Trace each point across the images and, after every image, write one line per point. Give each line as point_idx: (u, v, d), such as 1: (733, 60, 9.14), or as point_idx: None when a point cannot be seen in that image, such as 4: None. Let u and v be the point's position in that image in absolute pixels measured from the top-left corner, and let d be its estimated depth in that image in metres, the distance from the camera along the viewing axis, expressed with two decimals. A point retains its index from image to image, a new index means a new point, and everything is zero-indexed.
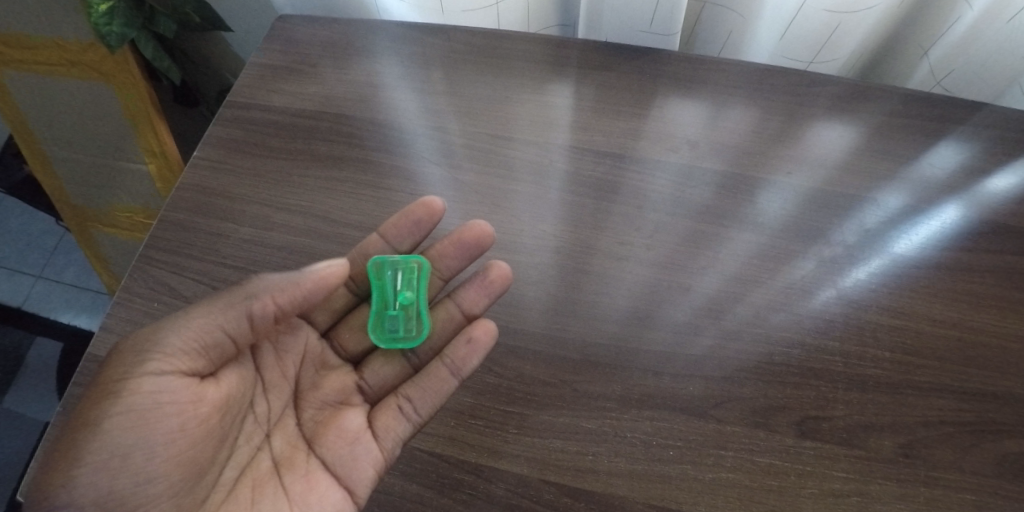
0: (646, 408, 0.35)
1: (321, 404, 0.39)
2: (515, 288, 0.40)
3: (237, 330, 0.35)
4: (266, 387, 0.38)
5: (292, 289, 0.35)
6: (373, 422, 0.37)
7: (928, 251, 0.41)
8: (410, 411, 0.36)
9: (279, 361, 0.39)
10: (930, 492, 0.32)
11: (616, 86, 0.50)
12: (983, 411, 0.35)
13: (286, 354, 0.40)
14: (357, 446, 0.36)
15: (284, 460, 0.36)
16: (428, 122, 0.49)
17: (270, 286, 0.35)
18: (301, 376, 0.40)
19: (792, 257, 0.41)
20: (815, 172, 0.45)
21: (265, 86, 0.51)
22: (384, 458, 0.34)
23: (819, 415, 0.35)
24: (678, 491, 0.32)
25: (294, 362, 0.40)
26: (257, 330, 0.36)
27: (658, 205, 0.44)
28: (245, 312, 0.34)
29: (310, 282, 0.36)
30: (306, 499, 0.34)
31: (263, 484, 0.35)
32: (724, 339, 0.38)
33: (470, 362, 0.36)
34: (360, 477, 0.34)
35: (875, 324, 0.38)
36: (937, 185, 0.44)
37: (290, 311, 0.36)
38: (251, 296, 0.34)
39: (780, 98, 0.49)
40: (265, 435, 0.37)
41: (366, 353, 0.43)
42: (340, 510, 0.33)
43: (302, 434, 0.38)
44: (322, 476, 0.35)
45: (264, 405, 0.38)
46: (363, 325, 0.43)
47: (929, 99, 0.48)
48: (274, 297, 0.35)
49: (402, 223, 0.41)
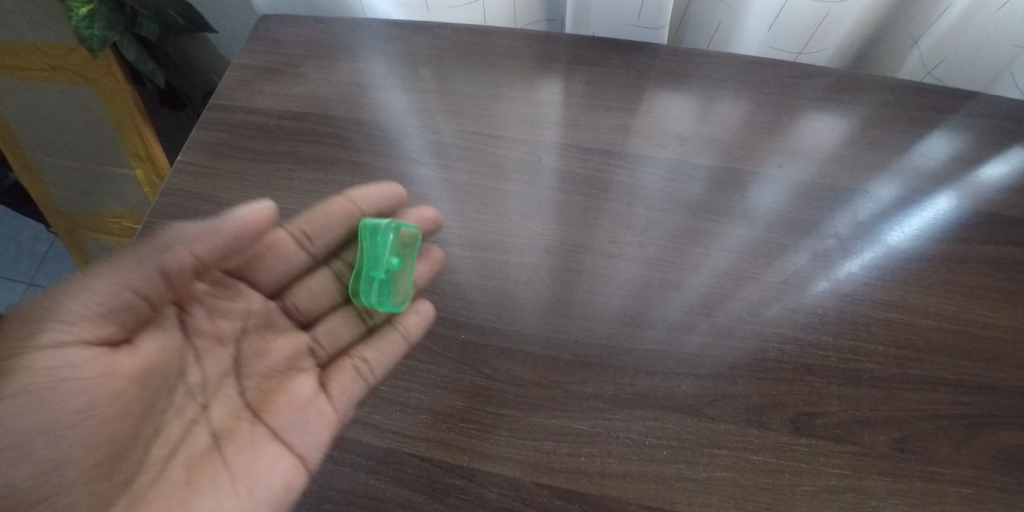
0: (639, 407, 0.34)
1: (267, 372, 0.38)
2: (505, 288, 0.40)
3: (153, 290, 0.33)
4: (199, 355, 0.37)
5: (210, 238, 0.34)
6: (326, 384, 0.37)
7: (922, 242, 0.41)
8: (366, 371, 0.36)
9: (216, 326, 0.38)
10: (925, 487, 0.32)
11: (604, 81, 0.49)
12: (978, 403, 0.34)
13: (223, 319, 0.38)
14: (310, 410, 0.35)
15: (225, 432, 0.34)
16: (415, 121, 0.48)
17: (186, 234, 0.34)
18: (242, 343, 0.39)
19: (785, 251, 0.41)
20: (806, 163, 0.44)
21: (249, 88, 0.50)
22: (338, 421, 0.34)
23: (813, 411, 0.34)
24: (673, 491, 0.32)
25: (232, 327, 0.39)
26: (175, 287, 0.35)
27: (648, 201, 0.43)
28: (158, 266, 0.33)
29: (233, 226, 0.35)
30: (251, 471, 0.33)
31: (201, 460, 0.33)
32: (716, 335, 0.37)
33: (420, 332, 0.37)
34: (314, 443, 0.33)
35: (869, 318, 0.38)
36: (931, 175, 0.43)
37: (213, 261, 0.35)
38: (165, 248, 0.33)
39: (770, 90, 0.48)
40: (202, 408, 0.35)
41: (315, 318, 0.42)
42: (291, 480, 0.32)
43: (245, 402, 0.37)
44: (271, 445, 0.34)
45: (197, 375, 0.36)
46: (312, 288, 0.43)
47: (920, 89, 0.47)
48: (192, 249, 0.34)
49: (371, 197, 0.41)
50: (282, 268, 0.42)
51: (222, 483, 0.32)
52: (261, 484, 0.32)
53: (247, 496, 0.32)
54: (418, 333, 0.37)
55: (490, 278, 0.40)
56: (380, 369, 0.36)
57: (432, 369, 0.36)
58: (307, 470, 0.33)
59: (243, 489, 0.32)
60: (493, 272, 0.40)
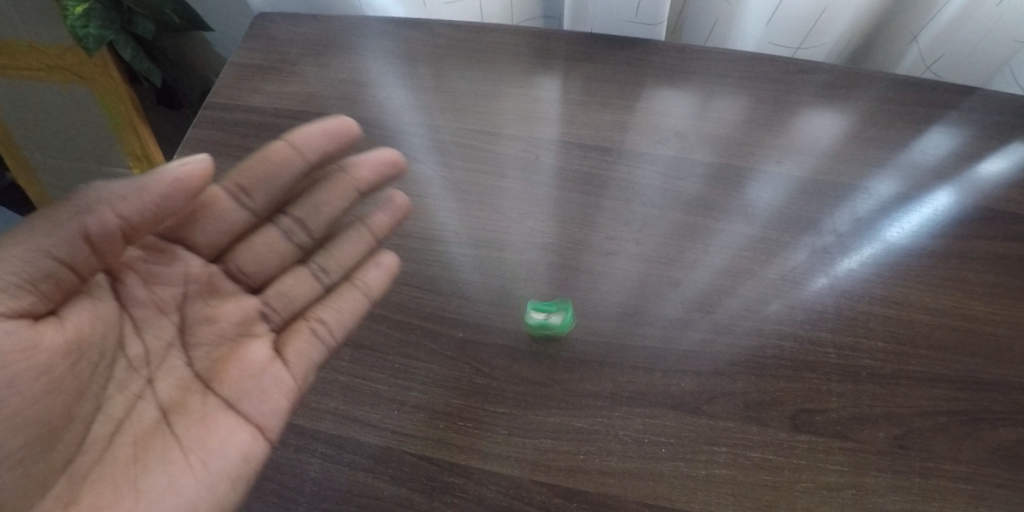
0: (638, 405, 0.34)
1: (216, 340, 0.36)
2: (504, 286, 0.39)
3: (77, 259, 0.30)
4: (141, 327, 0.34)
5: (140, 199, 0.30)
6: (281, 349, 0.36)
7: (922, 238, 0.41)
8: (323, 333, 0.36)
9: (153, 293, 0.35)
10: (926, 483, 0.32)
11: (602, 77, 0.49)
12: (978, 400, 0.34)
13: (162, 286, 0.35)
14: (265, 378, 0.34)
15: (174, 405, 0.33)
16: (412, 119, 0.48)
17: (112, 194, 0.29)
18: (186, 311, 0.36)
19: (784, 247, 0.40)
20: (804, 159, 0.44)
21: (245, 86, 0.50)
22: (296, 387, 0.34)
23: (812, 407, 0.34)
24: (673, 489, 0.32)
25: (172, 295, 0.36)
26: (103, 256, 0.31)
27: (646, 198, 0.43)
28: (80, 230, 0.29)
29: (161, 186, 0.30)
30: (204, 444, 0.32)
31: (149, 436, 0.32)
32: (715, 333, 0.37)
33: (380, 284, 0.38)
34: (272, 410, 0.33)
35: (868, 315, 0.38)
36: (930, 170, 0.43)
37: (147, 225, 0.31)
38: (84, 208, 0.29)
39: (768, 86, 0.48)
40: (147, 382, 0.34)
41: (264, 281, 0.40)
42: (250, 451, 0.32)
43: (195, 373, 0.35)
44: (225, 417, 0.33)
45: (139, 348, 0.34)
46: (257, 245, 0.39)
47: (919, 85, 0.47)
48: (115, 209, 0.29)
49: (315, 138, 0.37)
50: (224, 227, 0.38)
51: (173, 458, 0.31)
52: (216, 457, 0.32)
53: (201, 470, 0.31)
54: (375, 292, 0.38)
55: (488, 276, 0.40)
56: (337, 331, 0.36)
57: (429, 367, 0.36)
58: (267, 439, 0.33)
59: (196, 462, 0.31)
60: (492, 270, 0.40)
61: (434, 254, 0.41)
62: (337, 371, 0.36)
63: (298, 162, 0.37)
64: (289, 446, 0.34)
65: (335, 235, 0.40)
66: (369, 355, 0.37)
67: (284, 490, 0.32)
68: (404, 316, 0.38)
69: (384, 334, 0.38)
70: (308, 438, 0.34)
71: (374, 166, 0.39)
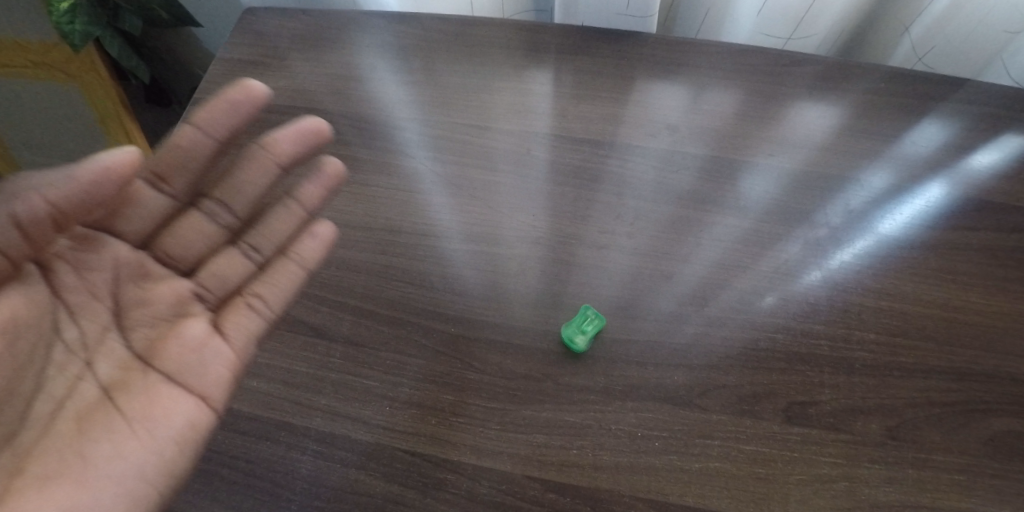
0: (630, 399, 0.34)
1: (152, 321, 0.35)
2: (495, 281, 0.39)
3: (9, 244, 0.30)
4: (74, 311, 0.33)
5: (67, 186, 0.29)
6: (220, 324, 0.35)
7: (914, 230, 0.41)
8: (260, 306, 0.36)
9: (85, 280, 0.34)
10: (918, 474, 0.32)
11: (593, 70, 0.49)
12: (970, 390, 0.34)
13: (92, 271, 0.34)
14: (204, 352, 0.34)
15: (116, 383, 0.32)
16: (402, 113, 0.47)
17: (40, 182, 0.29)
18: (120, 294, 0.35)
19: (777, 240, 0.40)
20: (797, 152, 0.44)
21: (232, 81, 0.49)
22: (238, 359, 0.34)
23: (805, 400, 0.34)
24: (667, 483, 0.31)
25: (105, 279, 0.35)
26: (35, 242, 0.30)
27: (638, 191, 0.43)
28: (10, 217, 0.29)
29: (90, 173, 0.30)
30: (147, 413, 0.31)
31: (91, 411, 0.31)
32: (708, 326, 0.37)
33: (316, 254, 0.37)
34: (215, 382, 0.33)
35: (861, 307, 0.38)
36: (921, 162, 0.43)
37: (78, 213, 0.31)
38: (13, 196, 0.29)
39: (759, 78, 0.48)
40: (85, 363, 0.33)
41: (196, 262, 0.38)
42: (196, 421, 0.32)
43: (133, 352, 0.34)
44: (168, 388, 0.33)
45: (75, 332, 0.33)
46: (188, 227, 0.38)
47: (910, 77, 0.47)
48: (45, 196, 0.29)
49: (218, 113, 0.35)
50: (149, 212, 0.37)
51: (118, 428, 0.31)
52: (161, 427, 0.31)
53: (147, 438, 0.30)
54: (313, 260, 0.37)
55: (480, 271, 0.40)
56: (274, 303, 0.36)
57: (420, 363, 0.36)
58: (212, 409, 0.33)
59: (142, 431, 0.31)
60: (484, 265, 0.40)
61: (425, 249, 0.41)
62: (327, 368, 0.36)
63: (210, 142, 0.36)
64: (280, 444, 0.33)
65: (264, 210, 0.39)
66: (360, 352, 0.36)
67: (276, 488, 0.32)
68: (395, 312, 0.38)
69: (375, 330, 0.37)
70: (299, 436, 0.34)
71: (292, 135, 0.37)
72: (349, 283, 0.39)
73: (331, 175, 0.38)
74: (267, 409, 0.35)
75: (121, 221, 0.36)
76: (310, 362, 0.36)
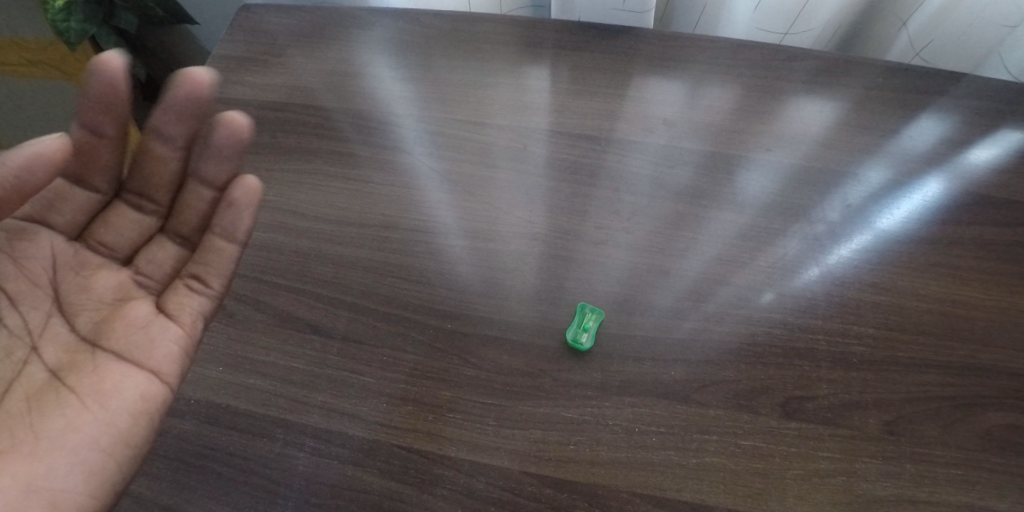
0: (628, 395, 0.34)
1: (94, 307, 0.35)
2: (492, 277, 0.39)
3: None
4: (16, 299, 0.33)
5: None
6: (162, 305, 0.36)
7: (912, 224, 0.41)
8: (200, 286, 0.36)
9: (26, 269, 0.33)
10: (917, 469, 0.32)
11: (590, 66, 0.49)
12: (968, 385, 0.34)
13: (31, 259, 0.34)
14: (150, 330, 0.34)
15: (64, 366, 0.33)
16: (399, 109, 0.47)
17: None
18: (60, 282, 0.35)
19: (775, 235, 0.40)
20: (795, 147, 0.44)
21: (228, 78, 0.49)
22: (187, 335, 0.35)
23: (803, 395, 0.34)
24: (664, 478, 0.31)
25: (45, 268, 0.34)
26: None
27: (635, 186, 0.43)
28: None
29: (20, 159, 0.29)
30: (98, 387, 0.32)
31: (41, 390, 0.31)
32: (707, 322, 0.37)
33: (244, 224, 0.36)
34: (164, 356, 0.34)
35: (859, 302, 0.38)
36: (919, 157, 0.43)
37: (13, 201, 0.30)
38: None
39: (756, 73, 0.48)
40: (32, 348, 0.32)
41: (133, 251, 0.38)
42: (147, 393, 0.32)
43: (78, 335, 0.34)
44: (115, 365, 0.33)
45: (21, 318, 0.33)
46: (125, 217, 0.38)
47: (908, 71, 0.47)
48: None
49: (89, 107, 0.32)
50: (79, 201, 0.36)
51: (68, 404, 0.31)
52: (112, 400, 0.32)
53: (99, 411, 0.31)
54: (242, 234, 0.36)
55: (478, 268, 0.40)
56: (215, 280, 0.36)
57: (417, 360, 0.36)
58: (163, 380, 0.33)
59: (94, 405, 0.31)
60: (482, 261, 0.40)
61: (421, 246, 0.41)
62: (325, 365, 0.36)
63: (106, 140, 0.34)
64: (277, 440, 0.33)
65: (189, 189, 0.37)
66: (357, 348, 0.36)
67: (272, 485, 0.32)
68: (392, 309, 0.38)
69: (372, 326, 0.37)
70: (296, 432, 0.34)
71: (175, 105, 0.34)
72: (346, 279, 0.39)
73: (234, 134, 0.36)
74: (264, 406, 0.35)
75: (53, 213, 0.35)
76: (307, 359, 0.36)
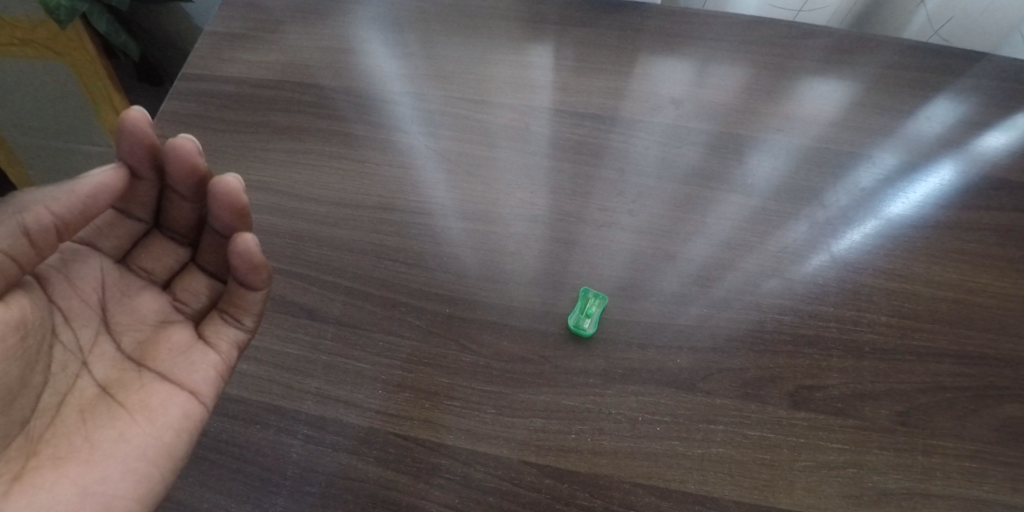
0: (631, 383, 0.33)
1: (138, 327, 0.32)
2: (493, 260, 0.38)
3: (21, 251, 0.27)
4: (67, 315, 0.30)
5: (68, 200, 0.28)
6: (202, 332, 0.33)
7: (927, 209, 0.39)
8: (237, 315, 0.34)
9: (76, 287, 0.30)
10: (929, 461, 0.31)
11: (596, 42, 0.47)
12: (984, 375, 0.33)
13: (80, 279, 0.31)
14: (193, 353, 0.32)
15: (113, 383, 0.30)
16: (398, 86, 0.45)
17: (37, 199, 0.27)
18: (107, 299, 0.32)
19: (784, 219, 0.39)
20: (804, 130, 0.42)
21: (220, 54, 0.47)
22: (224, 361, 0.33)
23: (813, 384, 0.33)
24: (667, 469, 0.30)
25: (95, 286, 0.31)
26: (43, 250, 0.28)
27: (640, 167, 0.41)
28: (19, 227, 0.27)
29: (91, 188, 0.29)
30: (147, 402, 0.30)
31: (93, 404, 0.29)
32: (713, 307, 0.36)
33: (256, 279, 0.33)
34: (207, 375, 0.32)
35: (871, 289, 0.36)
36: (933, 140, 0.42)
37: (79, 225, 0.29)
38: (17, 209, 0.27)
39: (768, 51, 0.46)
40: (82, 364, 0.29)
41: (172, 276, 0.35)
42: (189, 412, 0.30)
43: (125, 352, 0.31)
44: (161, 384, 0.31)
45: (72, 333, 0.29)
46: (166, 243, 0.35)
47: (925, 50, 0.45)
48: (51, 207, 0.28)
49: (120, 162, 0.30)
50: (120, 225, 0.33)
51: (118, 418, 0.29)
52: (160, 416, 0.29)
53: (148, 425, 0.29)
54: (262, 278, 0.33)
55: (479, 251, 0.38)
56: (247, 313, 0.34)
57: (413, 345, 0.35)
58: (203, 401, 0.31)
59: (144, 420, 0.29)
60: (484, 244, 0.39)
61: (419, 228, 0.39)
62: (319, 350, 0.35)
63: (146, 185, 0.32)
64: (270, 427, 0.32)
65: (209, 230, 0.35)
66: (352, 333, 0.35)
67: (265, 472, 0.31)
68: (389, 293, 0.37)
69: (367, 310, 0.36)
70: (289, 419, 0.33)
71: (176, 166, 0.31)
72: (341, 263, 0.38)
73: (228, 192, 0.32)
74: (257, 392, 0.34)
75: (99, 236, 0.33)
76: (301, 344, 0.35)
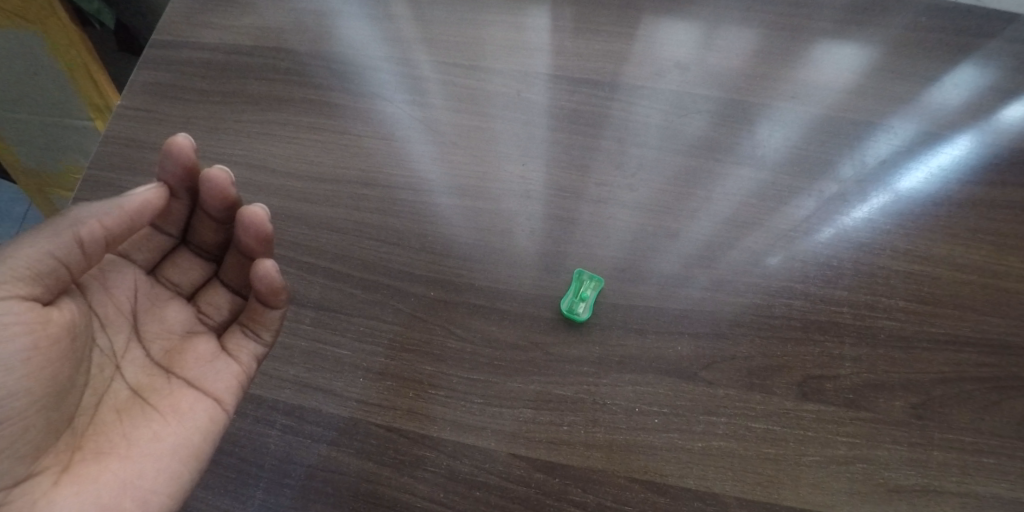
0: (628, 371, 0.31)
1: (167, 335, 0.31)
2: (483, 239, 0.35)
3: (71, 260, 0.26)
4: (102, 319, 0.28)
5: (116, 216, 0.27)
6: (226, 343, 0.32)
7: (948, 184, 0.36)
8: (257, 327, 0.32)
9: (111, 294, 0.29)
10: (944, 456, 0.29)
11: (596, 2, 0.44)
12: (1005, 365, 0.31)
13: (118, 287, 0.30)
14: (218, 363, 0.31)
15: (145, 388, 0.29)
16: (383, 51, 0.42)
17: (89, 212, 0.26)
18: (137, 305, 0.30)
19: (794, 194, 0.36)
20: (819, 98, 0.39)
21: (193, 20, 0.44)
22: (246, 372, 0.31)
23: (823, 374, 0.31)
24: (665, 463, 0.28)
25: (128, 291, 0.30)
26: (91, 260, 0.27)
27: (642, 138, 0.38)
28: (74, 239, 0.26)
29: (136, 205, 0.28)
30: (177, 405, 0.29)
31: (128, 405, 0.28)
32: (716, 289, 0.33)
33: (278, 301, 0.31)
34: (230, 382, 0.30)
35: (888, 270, 0.34)
36: (957, 109, 0.39)
37: (122, 239, 0.28)
38: (69, 222, 0.26)
39: (781, 10, 0.43)
40: (116, 368, 0.28)
41: (199, 289, 0.34)
42: (213, 419, 0.29)
43: (154, 358, 0.30)
44: (189, 389, 0.30)
45: (107, 339, 0.28)
46: (194, 256, 0.34)
47: (951, 11, 0.42)
48: (101, 222, 0.26)
49: (161, 181, 0.30)
50: (152, 238, 0.32)
51: (152, 418, 0.28)
52: (190, 421, 0.28)
53: (179, 429, 0.28)
54: (282, 299, 0.31)
55: (470, 229, 0.36)
56: (267, 326, 0.32)
57: (397, 330, 0.32)
58: (227, 408, 0.30)
59: (176, 422, 0.28)
60: (476, 222, 0.36)
61: (405, 204, 0.37)
62: (297, 336, 0.33)
63: (180, 204, 0.32)
64: (247, 417, 0.30)
65: (234, 252, 0.33)
66: (330, 317, 0.33)
67: (242, 464, 0.29)
68: (370, 274, 0.34)
69: (347, 293, 0.34)
70: (266, 409, 0.31)
71: (210, 195, 0.30)
72: (318, 242, 0.35)
73: (255, 223, 0.30)
74: None
75: (133, 245, 0.31)
76: None
